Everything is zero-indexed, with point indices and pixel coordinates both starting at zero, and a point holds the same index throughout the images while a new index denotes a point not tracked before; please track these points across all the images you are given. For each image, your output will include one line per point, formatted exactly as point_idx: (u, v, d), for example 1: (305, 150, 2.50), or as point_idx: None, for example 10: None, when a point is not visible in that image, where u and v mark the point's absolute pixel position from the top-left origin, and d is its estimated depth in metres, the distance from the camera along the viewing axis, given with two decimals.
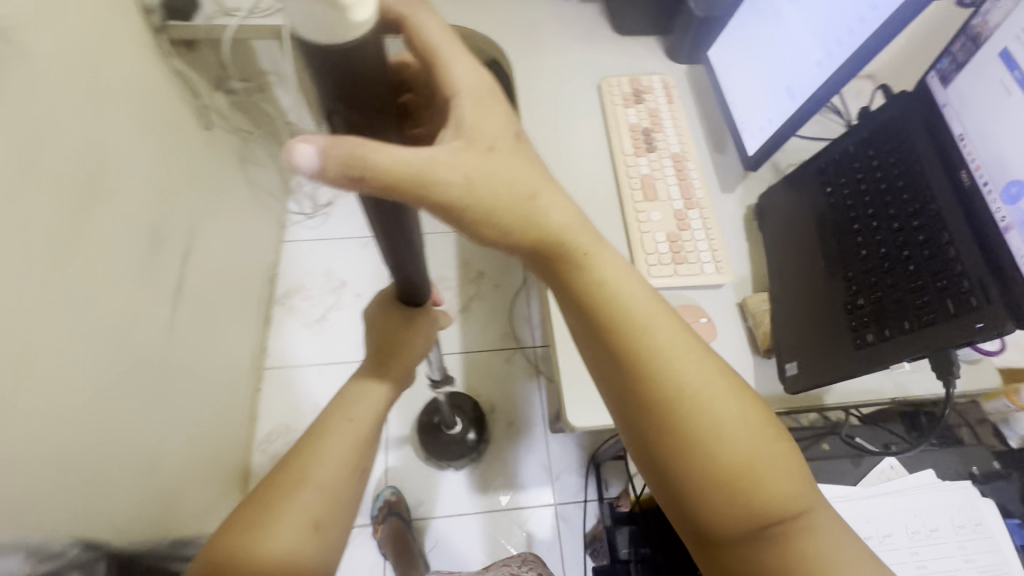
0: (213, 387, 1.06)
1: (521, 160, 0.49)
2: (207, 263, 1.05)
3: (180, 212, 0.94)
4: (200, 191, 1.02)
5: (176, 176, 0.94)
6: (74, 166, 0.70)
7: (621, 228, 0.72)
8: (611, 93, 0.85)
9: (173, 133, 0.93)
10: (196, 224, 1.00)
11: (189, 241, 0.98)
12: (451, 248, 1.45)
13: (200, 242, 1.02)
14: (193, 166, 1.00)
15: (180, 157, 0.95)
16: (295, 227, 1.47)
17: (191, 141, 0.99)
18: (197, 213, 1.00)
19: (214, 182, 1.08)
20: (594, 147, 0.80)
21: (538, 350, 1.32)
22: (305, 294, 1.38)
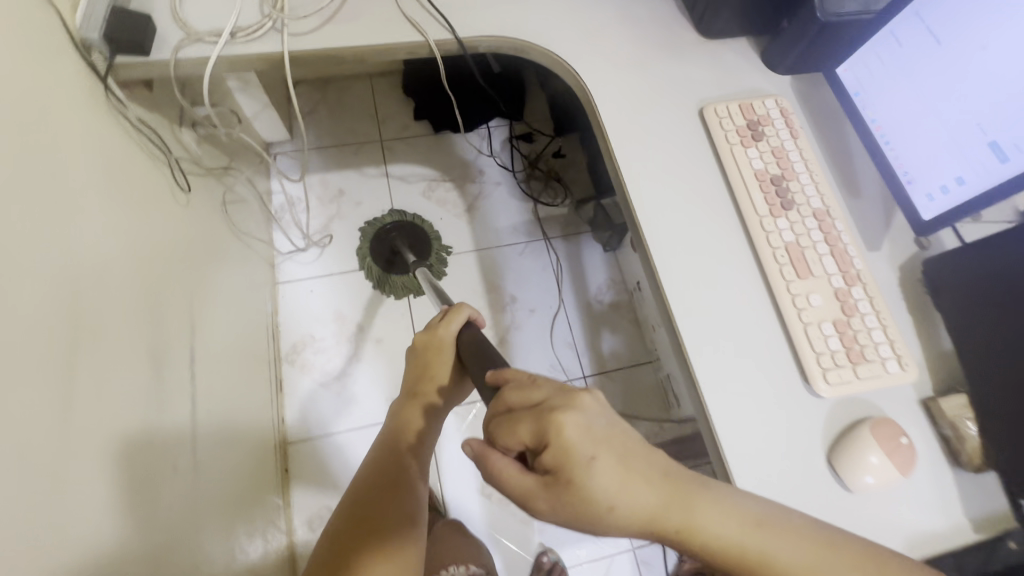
0: (244, 489, 0.91)
1: (610, 470, 0.43)
2: (212, 350, 0.86)
3: (170, 305, 0.74)
4: (187, 268, 0.81)
5: (158, 263, 0.73)
6: (52, 318, 0.49)
7: (775, 316, 0.60)
8: (722, 127, 0.69)
9: (145, 207, 0.71)
10: (193, 311, 0.81)
11: (189, 338, 0.79)
12: (474, 271, 1.30)
13: (201, 331, 0.83)
14: (170, 239, 0.77)
15: (156, 235, 0.73)
16: (290, 264, 1.25)
17: (165, 209, 0.77)
18: (189, 298, 0.81)
19: (199, 247, 0.87)
20: (713, 204, 0.66)
21: (589, 381, 1.23)
22: (316, 346, 1.19)
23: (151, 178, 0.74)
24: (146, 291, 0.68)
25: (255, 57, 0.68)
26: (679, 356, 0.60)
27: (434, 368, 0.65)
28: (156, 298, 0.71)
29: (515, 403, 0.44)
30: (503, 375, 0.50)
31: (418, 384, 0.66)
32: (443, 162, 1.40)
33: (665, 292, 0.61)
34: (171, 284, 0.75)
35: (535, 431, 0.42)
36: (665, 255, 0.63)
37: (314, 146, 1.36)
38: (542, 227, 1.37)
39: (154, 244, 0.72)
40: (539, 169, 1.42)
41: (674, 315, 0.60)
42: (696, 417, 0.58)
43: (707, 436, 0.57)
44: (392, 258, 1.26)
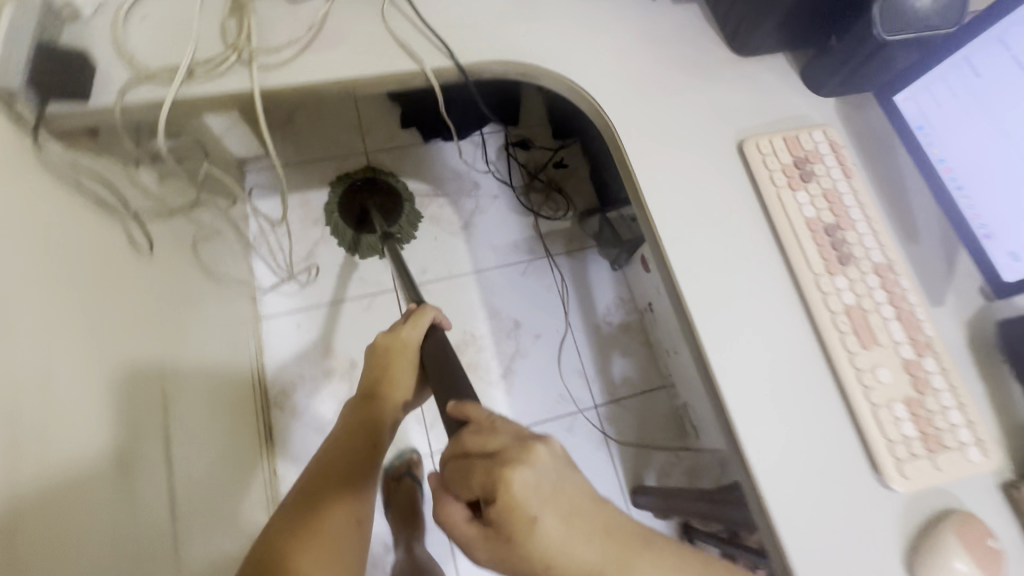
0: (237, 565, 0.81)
1: (552, 526, 0.41)
2: (189, 418, 0.75)
3: (138, 380, 0.63)
4: (156, 328, 0.70)
5: (122, 333, 0.61)
6: None
7: (839, 394, 0.53)
8: (766, 166, 0.61)
9: (100, 271, 0.60)
10: (165, 378, 0.70)
11: (162, 412, 0.67)
12: (474, 294, 1.21)
13: (176, 400, 0.72)
14: (135, 305, 0.66)
15: (116, 300, 0.61)
16: (274, 296, 1.15)
17: (125, 267, 0.65)
18: (160, 362, 0.69)
19: (168, 301, 0.76)
20: (761, 258, 0.58)
21: (600, 410, 1.16)
22: (307, 386, 1.10)
23: (103, 237, 0.62)
24: (105, 375, 0.56)
25: (219, 97, 0.57)
26: (731, 446, 0.52)
27: (394, 370, 0.65)
28: (121, 378, 0.59)
29: (473, 449, 0.43)
30: (465, 409, 0.47)
31: (375, 386, 0.64)
32: (434, 174, 1.30)
33: (713, 370, 0.53)
34: (138, 354, 0.64)
35: (486, 483, 0.41)
36: (711, 323, 0.55)
37: (294, 161, 1.25)
38: (545, 244, 1.28)
39: (112, 313, 0.60)
40: (539, 179, 1.32)
41: (725, 397, 0.53)
42: (754, 516, 0.51)
43: (769, 542, 0.50)
44: (360, 216, 1.22)
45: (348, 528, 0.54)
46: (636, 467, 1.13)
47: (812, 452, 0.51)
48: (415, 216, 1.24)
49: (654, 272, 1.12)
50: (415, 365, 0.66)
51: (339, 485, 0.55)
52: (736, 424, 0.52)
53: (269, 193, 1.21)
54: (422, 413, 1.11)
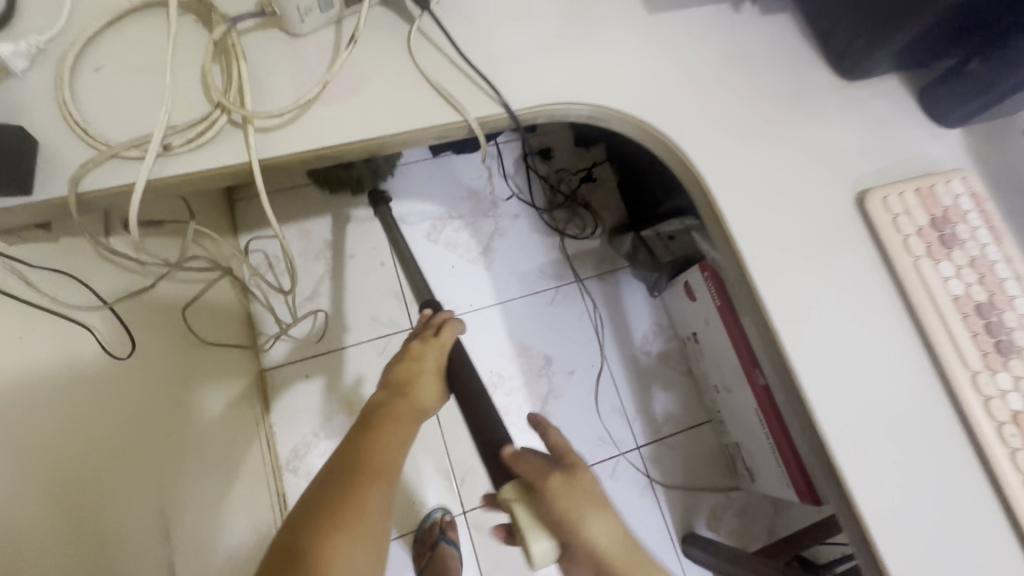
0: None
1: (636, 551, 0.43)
2: (194, 509, 0.66)
3: (123, 498, 0.53)
4: (147, 422, 0.60)
5: (100, 452, 0.52)
6: None
7: (1011, 528, 0.43)
8: (899, 228, 0.49)
9: (65, 386, 0.49)
10: (160, 479, 0.60)
11: (158, 522, 0.58)
12: (499, 327, 1.10)
13: (178, 495, 0.63)
14: (117, 430, 0.54)
15: (88, 412, 0.51)
16: (279, 344, 1.02)
17: (99, 367, 0.54)
18: (151, 463, 0.59)
19: (159, 383, 0.66)
20: (900, 351, 0.47)
21: (644, 451, 1.07)
22: (322, 446, 0.98)
23: (63, 368, 0.50)
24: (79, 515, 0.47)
25: (208, 174, 0.43)
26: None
27: (423, 362, 0.55)
28: (100, 507, 0.50)
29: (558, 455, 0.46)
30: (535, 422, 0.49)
31: (403, 379, 0.53)
32: (446, 194, 1.17)
33: (857, 503, 0.44)
34: (124, 466, 0.54)
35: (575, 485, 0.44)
36: (849, 441, 0.45)
37: (275, 188, 1.11)
38: (573, 267, 1.16)
39: (84, 433, 0.50)
40: (562, 194, 1.20)
41: (876, 539, 0.43)
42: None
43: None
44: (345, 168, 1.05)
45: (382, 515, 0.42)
46: (686, 512, 1.04)
47: None
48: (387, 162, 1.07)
49: (700, 301, 1.00)
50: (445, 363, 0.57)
51: (369, 464, 0.44)
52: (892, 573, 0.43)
53: (263, 226, 1.07)
54: (451, 467, 1.01)
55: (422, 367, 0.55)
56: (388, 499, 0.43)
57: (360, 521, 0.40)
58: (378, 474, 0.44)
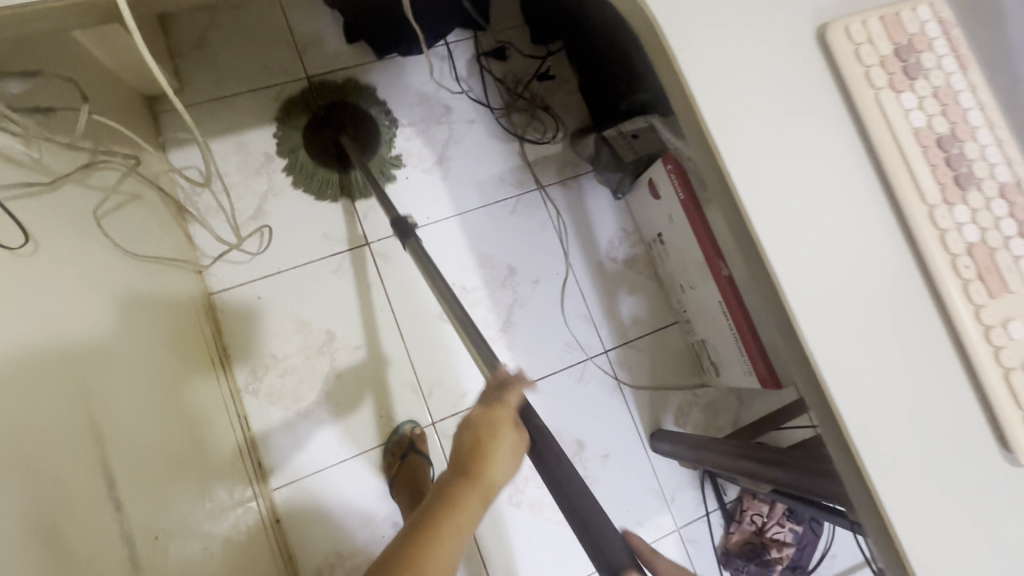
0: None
1: None
2: (144, 456, 0.62)
3: (60, 438, 0.49)
4: (79, 363, 0.55)
5: (29, 389, 0.47)
6: None
7: (959, 359, 0.43)
8: (860, 59, 0.45)
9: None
10: (99, 424, 0.55)
11: (101, 463, 0.54)
12: (460, 238, 1.05)
13: (123, 438, 0.59)
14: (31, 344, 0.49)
15: (15, 343, 0.46)
16: (226, 266, 0.97)
17: (19, 294, 0.49)
18: (88, 403, 0.54)
19: (92, 312, 0.60)
20: (854, 190, 0.45)
21: (611, 355, 1.07)
22: (282, 367, 0.95)
23: None
24: (14, 449, 0.43)
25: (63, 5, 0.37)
26: (826, 421, 0.43)
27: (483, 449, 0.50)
28: (35, 443, 0.46)
29: None
30: None
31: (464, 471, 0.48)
32: (396, 99, 1.08)
33: (806, 335, 0.43)
34: (58, 403, 0.50)
35: None
36: (800, 277, 0.44)
37: (216, 95, 1.01)
38: (534, 173, 1.11)
39: (10, 367, 0.45)
40: (521, 97, 1.13)
41: (821, 368, 0.43)
42: (855, 502, 0.43)
43: (874, 531, 0.42)
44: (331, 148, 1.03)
45: None
46: (653, 410, 1.06)
47: (924, 430, 0.42)
48: (391, 163, 1.05)
49: (664, 199, 0.97)
50: (515, 456, 0.51)
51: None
52: (834, 397, 0.42)
53: (192, 139, 0.98)
54: (417, 380, 0.99)
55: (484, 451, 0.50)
56: None
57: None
58: None
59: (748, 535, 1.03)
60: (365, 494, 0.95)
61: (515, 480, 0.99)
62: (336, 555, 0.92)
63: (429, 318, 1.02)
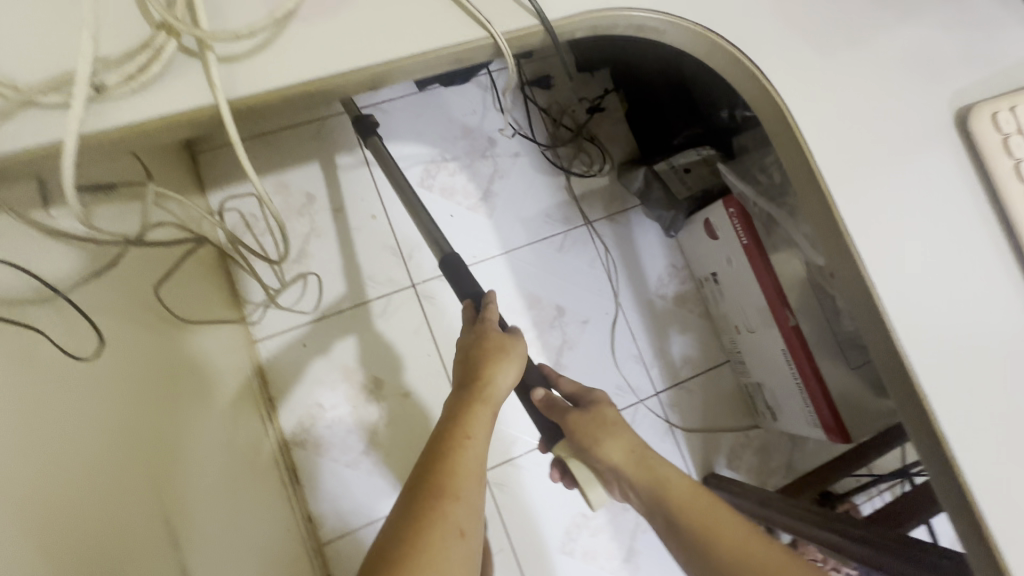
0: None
1: None
2: (202, 516, 0.61)
3: (132, 525, 0.48)
4: (145, 444, 0.54)
5: (104, 494, 0.46)
6: None
7: None
8: (1008, 151, 0.43)
9: (54, 425, 0.43)
10: (165, 500, 0.54)
11: (173, 552, 0.53)
12: (507, 277, 1.02)
13: (189, 516, 0.58)
14: (104, 441, 0.48)
15: (80, 440, 0.45)
16: (269, 312, 0.94)
17: (86, 395, 0.47)
18: (156, 491, 0.53)
19: (153, 382, 0.60)
20: (998, 293, 0.43)
21: (662, 397, 1.04)
22: (329, 417, 0.93)
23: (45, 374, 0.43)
24: (93, 561, 0.42)
25: (165, 122, 0.33)
26: (975, 545, 0.41)
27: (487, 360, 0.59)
28: (113, 546, 0.45)
29: None
30: None
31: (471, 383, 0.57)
32: (440, 132, 1.05)
33: (955, 452, 0.41)
34: (129, 494, 0.49)
35: None
36: (945, 390, 0.42)
37: (258, 132, 0.98)
38: (581, 209, 1.07)
39: (82, 469, 0.44)
40: (567, 128, 1.09)
41: (973, 490, 0.40)
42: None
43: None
44: None
45: (458, 537, 0.43)
46: (706, 454, 1.03)
47: None
48: None
49: (723, 240, 0.93)
50: (513, 366, 0.59)
51: (447, 481, 0.47)
52: (989, 524, 0.40)
53: (233, 179, 0.96)
54: None
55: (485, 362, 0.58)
56: (468, 517, 0.45)
57: (440, 527, 0.43)
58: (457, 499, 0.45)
59: None
60: None
61: (568, 527, 0.97)
62: None
63: None
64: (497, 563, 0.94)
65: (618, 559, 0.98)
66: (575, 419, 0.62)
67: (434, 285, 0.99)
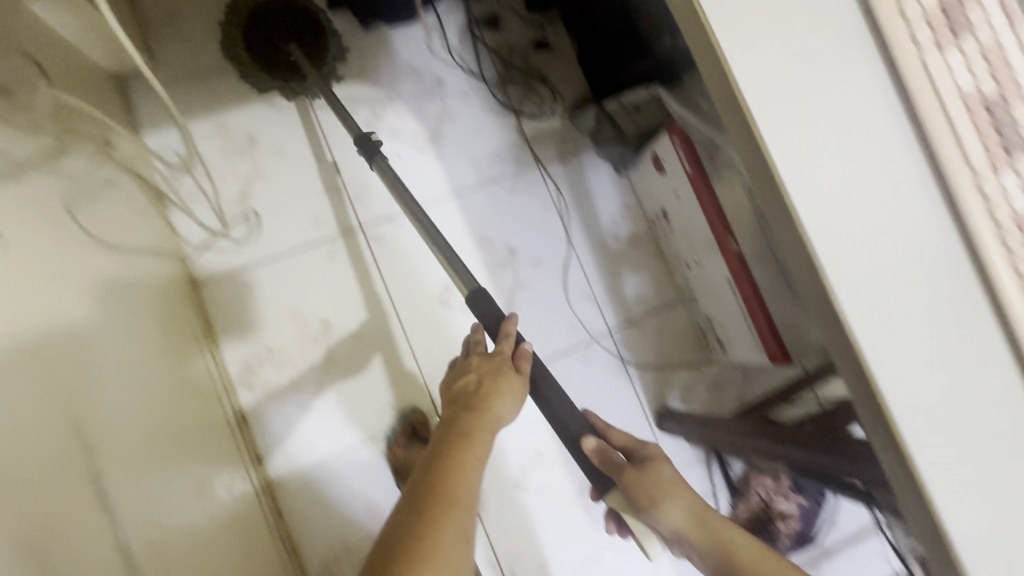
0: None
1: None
2: (130, 452, 0.58)
3: (47, 437, 0.46)
4: (65, 370, 0.52)
5: (24, 404, 0.44)
6: None
7: (1008, 346, 0.41)
8: (904, 15, 0.41)
9: None
10: (86, 425, 0.52)
11: (89, 472, 0.50)
12: (458, 218, 1.01)
13: (115, 449, 0.56)
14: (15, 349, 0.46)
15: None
16: (211, 254, 0.92)
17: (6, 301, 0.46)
18: (72, 409, 0.50)
19: (75, 308, 0.58)
20: (898, 164, 0.42)
21: (615, 335, 1.04)
22: (277, 358, 0.92)
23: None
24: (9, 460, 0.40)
25: None
26: (869, 411, 0.41)
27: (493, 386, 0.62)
28: (31, 459, 0.43)
29: None
30: None
31: (475, 401, 0.60)
32: (386, 72, 1.02)
33: (848, 321, 0.40)
34: (46, 411, 0.47)
35: None
36: (838, 260, 0.40)
37: (193, 71, 0.95)
38: (532, 150, 1.06)
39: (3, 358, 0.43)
40: (516, 69, 1.08)
41: (866, 356, 0.40)
42: (901, 497, 0.42)
43: (918, 521, 0.41)
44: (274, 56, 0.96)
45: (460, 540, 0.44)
46: (659, 390, 1.04)
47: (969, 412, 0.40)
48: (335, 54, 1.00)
49: (669, 174, 0.93)
50: (517, 392, 0.62)
51: (449, 485, 0.49)
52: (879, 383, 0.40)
53: (168, 120, 0.93)
54: (419, 366, 0.97)
55: (491, 384, 0.62)
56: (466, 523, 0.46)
57: (447, 534, 0.44)
58: (459, 502, 0.47)
59: (756, 509, 1.03)
60: (370, 483, 0.93)
61: (523, 463, 0.98)
62: (344, 545, 0.91)
63: (430, 303, 0.98)
64: None
65: (572, 492, 0.99)
66: (635, 478, 0.61)
67: (383, 228, 0.98)
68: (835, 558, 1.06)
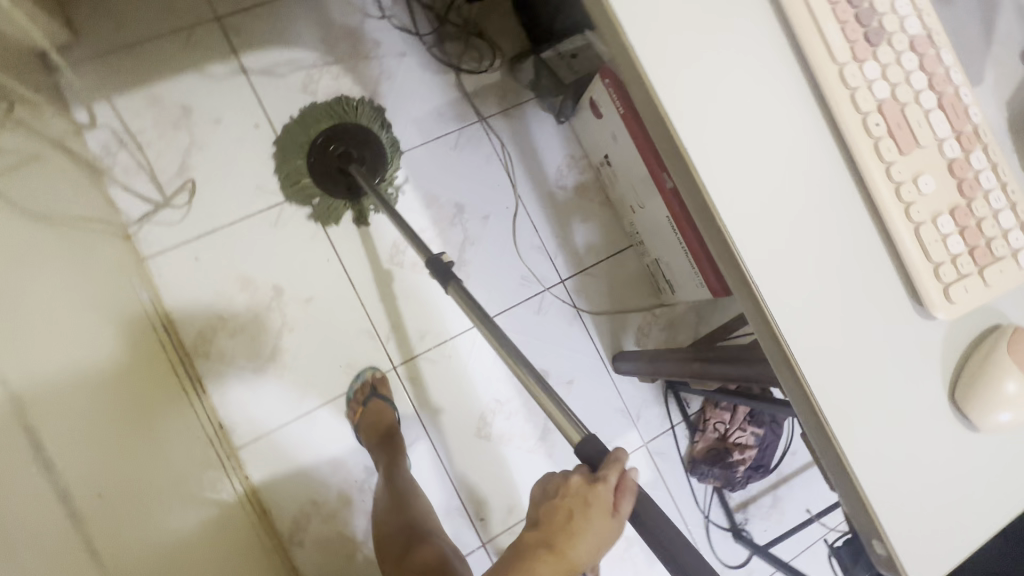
0: (218, 551, 0.75)
1: None
2: (65, 414, 0.60)
3: None
4: None
5: None
6: None
7: (873, 225, 0.43)
8: None
9: None
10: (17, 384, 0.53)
11: (29, 441, 0.52)
12: (403, 179, 1.02)
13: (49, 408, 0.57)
14: None
15: None
16: (156, 229, 0.92)
17: None
18: (8, 380, 0.52)
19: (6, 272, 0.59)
20: (766, 60, 0.42)
21: (567, 284, 1.06)
22: (231, 327, 0.93)
23: None
24: None
25: None
26: (745, 299, 0.42)
27: (574, 537, 0.43)
28: None
29: None
30: None
31: (551, 542, 0.44)
32: (319, 34, 1.01)
33: (721, 216, 0.41)
34: None
35: None
36: (714, 151, 0.41)
37: (118, 44, 0.93)
38: (474, 106, 1.06)
39: None
40: (452, 23, 1.06)
41: (735, 240, 0.41)
42: (779, 380, 0.43)
43: (790, 389, 0.43)
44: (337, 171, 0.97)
45: None
46: (614, 333, 1.07)
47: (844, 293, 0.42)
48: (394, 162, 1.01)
49: (606, 117, 0.94)
50: (605, 535, 0.43)
51: None
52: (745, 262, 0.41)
53: (99, 95, 0.91)
54: (374, 326, 0.98)
55: (571, 528, 0.43)
56: None
57: None
58: None
59: (712, 441, 1.07)
60: (335, 442, 0.95)
61: (484, 413, 1.01)
62: (312, 502, 0.93)
63: (381, 264, 0.99)
64: (414, 450, 0.98)
65: (534, 438, 1.02)
66: None
67: (328, 192, 0.98)
68: (790, 481, 1.12)
